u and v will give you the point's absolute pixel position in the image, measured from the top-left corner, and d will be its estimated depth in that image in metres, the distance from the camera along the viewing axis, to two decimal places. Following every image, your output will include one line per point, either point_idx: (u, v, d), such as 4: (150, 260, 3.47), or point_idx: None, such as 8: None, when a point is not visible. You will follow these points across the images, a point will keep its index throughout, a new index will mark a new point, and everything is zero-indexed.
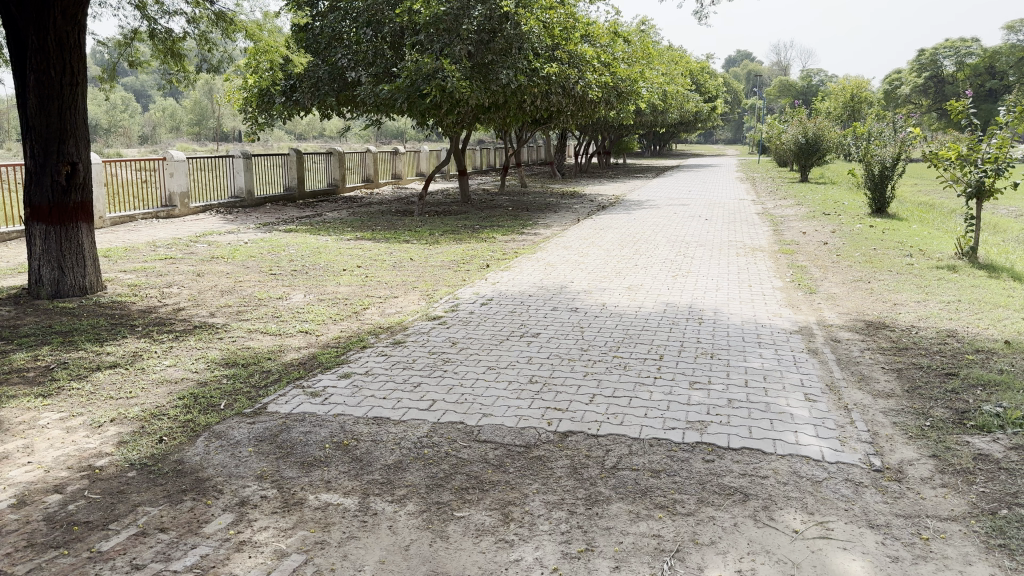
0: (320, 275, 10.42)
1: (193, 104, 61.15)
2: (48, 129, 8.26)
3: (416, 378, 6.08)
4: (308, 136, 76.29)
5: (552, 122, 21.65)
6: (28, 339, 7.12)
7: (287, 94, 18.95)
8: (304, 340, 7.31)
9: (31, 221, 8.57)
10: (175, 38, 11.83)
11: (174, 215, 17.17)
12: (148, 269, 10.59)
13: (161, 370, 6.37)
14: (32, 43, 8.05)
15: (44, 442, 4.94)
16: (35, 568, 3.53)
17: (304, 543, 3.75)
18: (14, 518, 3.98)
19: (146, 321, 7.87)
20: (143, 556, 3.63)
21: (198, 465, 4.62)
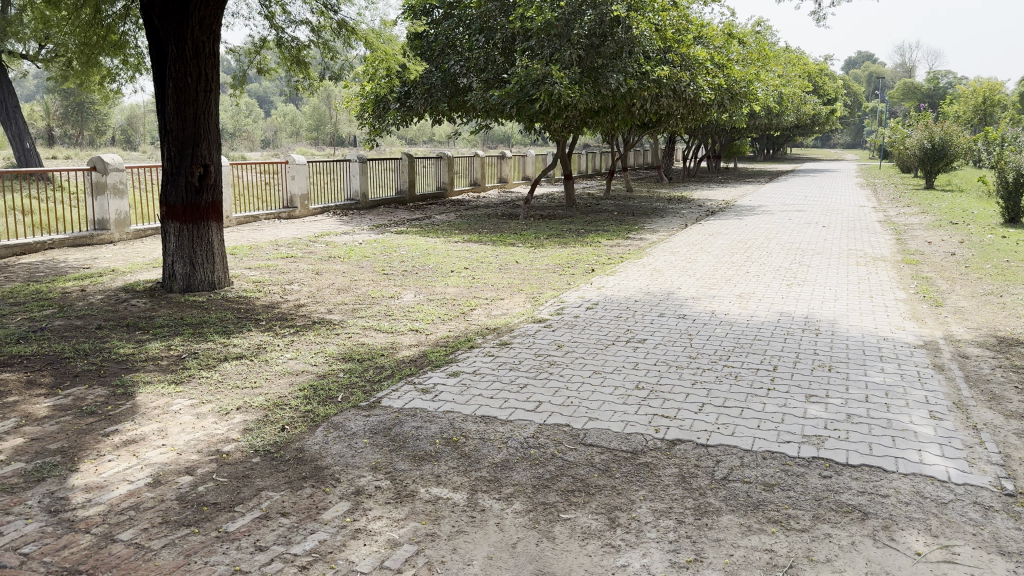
0: (429, 276, 10.66)
1: (311, 109, 63.56)
2: (184, 133, 8.80)
3: (523, 380, 6.14)
4: (418, 141, 78.27)
5: (662, 125, 21.35)
6: (162, 329, 7.61)
7: (401, 100, 19.47)
8: (415, 338, 7.51)
9: (167, 220, 9.15)
10: (300, 46, 12.35)
11: (295, 216, 17.92)
12: (270, 267, 11.11)
13: (283, 362, 6.68)
14: (172, 53, 8.58)
15: (177, 426, 5.27)
16: (170, 543, 3.78)
17: (416, 534, 3.85)
18: (151, 496, 4.27)
19: (269, 316, 8.27)
20: (265, 538, 3.82)
21: (317, 454, 4.82)
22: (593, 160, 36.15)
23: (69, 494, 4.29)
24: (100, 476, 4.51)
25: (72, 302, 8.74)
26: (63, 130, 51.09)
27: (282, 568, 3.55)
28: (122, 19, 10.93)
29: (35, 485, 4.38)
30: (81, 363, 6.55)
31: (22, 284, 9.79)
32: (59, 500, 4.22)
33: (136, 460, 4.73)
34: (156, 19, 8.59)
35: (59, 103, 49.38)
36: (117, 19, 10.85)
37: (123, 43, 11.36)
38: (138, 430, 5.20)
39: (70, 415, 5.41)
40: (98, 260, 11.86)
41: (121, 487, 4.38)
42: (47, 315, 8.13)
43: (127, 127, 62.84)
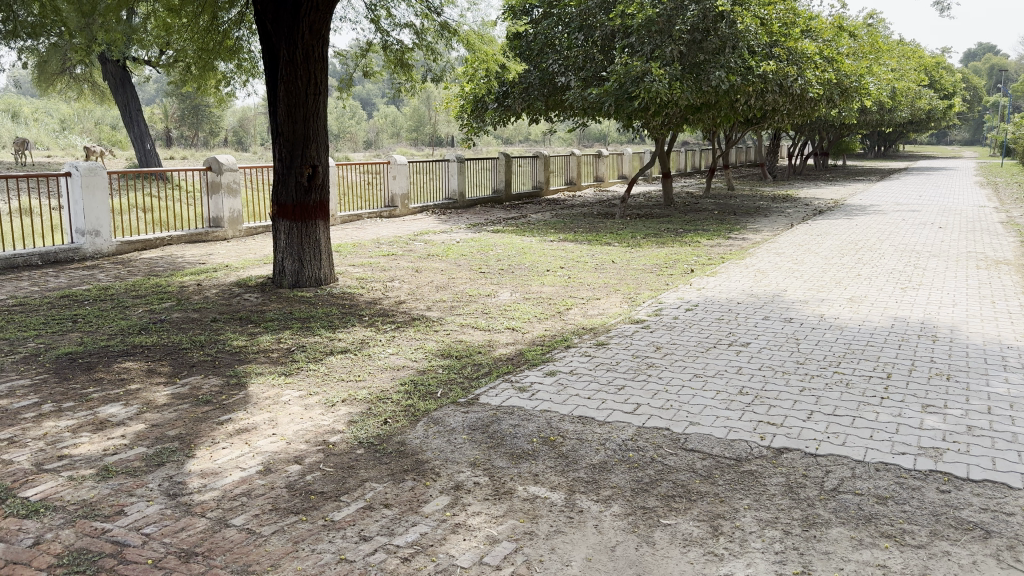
0: (525, 275, 10.69)
1: (411, 110, 64.80)
2: (294, 134, 9.13)
3: (621, 381, 6.07)
4: (515, 140, 78.75)
5: (766, 122, 20.74)
6: (272, 323, 7.92)
7: (499, 100, 19.60)
8: (512, 336, 7.54)
9: (278, 218, 9.52)
10: (404, 49, 12.61)
11: (395, 215, 18.32)
12: (372, 265, 11.38)
13: (385, 357, 6.83)
14: (284, 57, 8.91)
15: (286, 416, 5.46)
16: (279, 530, 3.92)
17: (514, 532, 3.87)
18: (262, 483, 4.45)
19: (372, 312, 8.47)
20: (369, 529, 3.92)
21: (418, 448, 4.91)
22: (692, 159, 35.49)
23: (187, 479, 4.51)
24: (215, 462, 4.72)
25: (189, 296, 9.20)
26: (180, 132, 53.85)
27: (385, 559, 3.64)
28: (236, 26, 11.44)
29: (155, 469, 4.62)
30: (197, 354, 6.88)
31: (145, 278, 10.38)
32: (177, 484, 4.44)
33: (247, 447, 4.93)
34: (269, 25, 8.91)
35: (177, 105, 52.12)
36: (231, 25, 11.36)
37: (237, 48, 11.88)
38: (249, 419, 5.42)
39: (187, 403, 5.69)
40: (213, 256, 12.46)
41: (233, 473, 4.57)
42: (166, 308, 8.59)
43: (239, 129, 65.72)
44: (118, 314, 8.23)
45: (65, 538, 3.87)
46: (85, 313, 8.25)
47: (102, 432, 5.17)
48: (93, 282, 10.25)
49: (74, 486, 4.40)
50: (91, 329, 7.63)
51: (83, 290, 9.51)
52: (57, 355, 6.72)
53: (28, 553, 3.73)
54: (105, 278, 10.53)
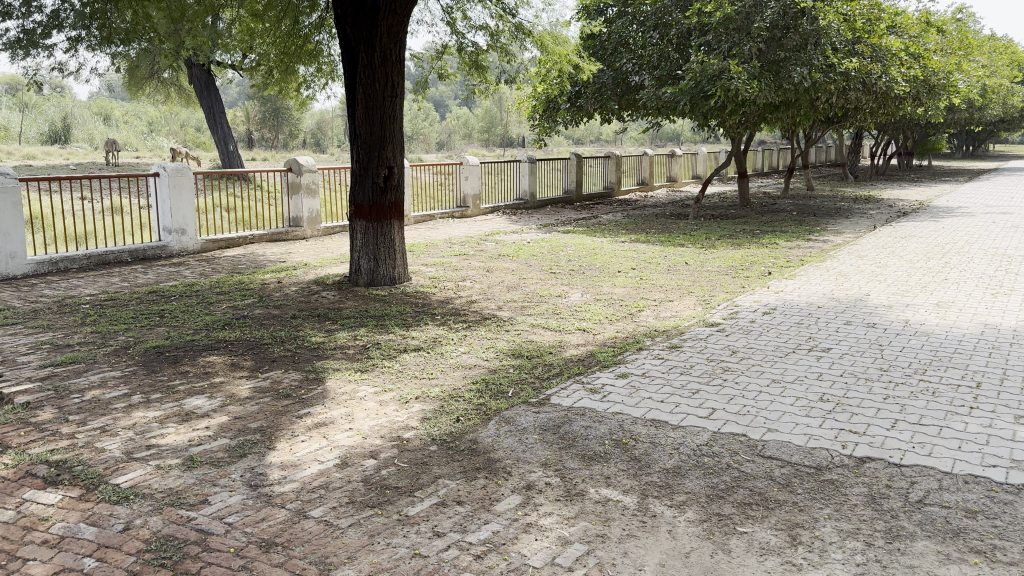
0: (596, 275, 10.64)
1: (483, 112, 65.03)
2: (371, 136, 9.30)
3: (695, 385, 5.98)
4: (586, 141, 78.41)
5: (848, 120, 20.13)
6: (349, 320, 8.09)
7: (572, 100, 19.55)
8: (583, 337, 7.51)
9: (355, 218, 9.71)
10: (479, 51, 12.69)
11: (467, 215, 18.46)
12: (445, 264, 11.50)
13: (457, 356, 6.90)
14: (362, 60, 9.09)
15: (362, 412, 5.57)
16: (356, 523, 4.02)
17: (586, 534, 3.86)
18: (339, 476, 4.55)
19: (444, 310, 8.57)
20: (443, 525, 3.98)
21: (490, 447, 4.94)
22: (769, 159, 34.70)
23: (267, 470, 4.64)
24: (294, 455, 4.85)
25: (270, 293, 9.48)
26: (260, 133, 55.25)
27: (458, 556, 3.69)
28: (317, 30, 11.72)
29: (238, 460, 4.78)
30: (278, 349, 7.08)
31: (227, 275, 10.73)
32: (258, 475, 4.58)
33: (325, 441, 5.05)
34: (349, 29, 9.11)
35: (258, 108, 53.71)
36: (312, 30, 11.65)
37: (317, 52, 12.15)
38: (327, 413, 5.55)
39: (268, 397, 5.86)
40: (292, 255, 12.79)
41: (312, 466, 4.69)
42: (248, 304, 8.86)
43: (316, 130, 67.26)
44: (203, 310, 8.54)
45: (153, 524, 4.04)
46: (172, 308, 8.58)
47: (187, 422, 5.37)
48: (179, 278, 10.65)
49: (161, 474, 4.58)
50: (178, 323, 7.92)
51: (170, 286, 9.90)
52: (146, 348, 7.01)
53: (119, 538, 3.92)
54: (190, 274, 10.94)
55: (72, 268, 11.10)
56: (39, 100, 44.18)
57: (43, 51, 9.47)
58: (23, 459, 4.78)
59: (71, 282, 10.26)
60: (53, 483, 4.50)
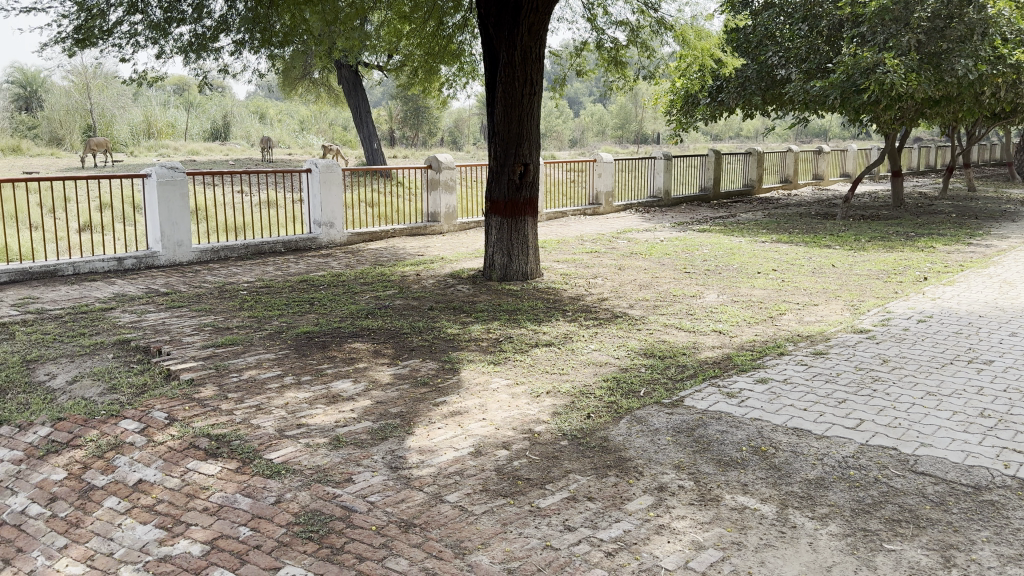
0: (734, 276, 10.37)
1: (619, 108, 64.22)
2: (510, 133, 9.45)
3: (840, 394, 5.71)
4: (725, 137, 76.30)
5: (1016, 116, 18.59)
6: (482, 314, 8.27)
7: (712, 95, 19.09)
8: (719, 339, 7.33)
9: (491, 214, 9.88)
10: (619, 47, 12.57)
11: (599, 213, 18.28)
12: (577, 261, 11.52)
13: (588, 353, 6.91)
14: (504, 59, 9.24)
15: (495, 403, 5.68)
16: (490, 511, 4.13)
17: (721, 540, 3.78)
18: (473, 464, 4.68)
19: (576, 307, 8.60)
20: (574, 519, 4.03)
21: (622, 445, 4.93)
22: (926, 156, 32.59)
23: (406, 454, 4.83)
24: (431, 440, 5.01)
25: (409, 285, 9.81)
26: (401, 132, 56.85)
27: (589, 551, 3.72)
28: (459, 31, 11.98)
29: (379, 443, 4.99)
30: (416, 339, 7.33)
31: (370, 267, 11.18)
32: (398, 457, 4.77)
33: (460, 430, 5.19)
34: (491, 28, 9.29)
35: (401, 107, 55.51)
36: (455, 30, 11.91)
37: (459, 51, 12.45)
38: (462, 403, 5.70)
39: (406, 384, 6.09)
40: (430, 249, 13.20)
41: (448, 452, 4.84)
42: (389, 295, 9.20)
43: (453, 127, 68.70)
44: (348, 299, 8.96)
45: (301, 499, 4.30)
46: (320, 297, 9.04)
47: (333, 404, 5.66)
48: (327, 269, 11.20)
49: (310, 452, 4.86)
50: (326, 311, 8.35)
51: (318, 276, 10.43)
52: (296, 333, 7.42)
53: (272, 510, 4.21)
54: (336, 265, 11.48)
55: (230, 257, 11.90)
56: (203, 100, 47.45)
57: (212, 54, 10.19)
58: (188, 431, 5.19)
59: (229, 269, 11.00)
60: (213, 454, 4.87)
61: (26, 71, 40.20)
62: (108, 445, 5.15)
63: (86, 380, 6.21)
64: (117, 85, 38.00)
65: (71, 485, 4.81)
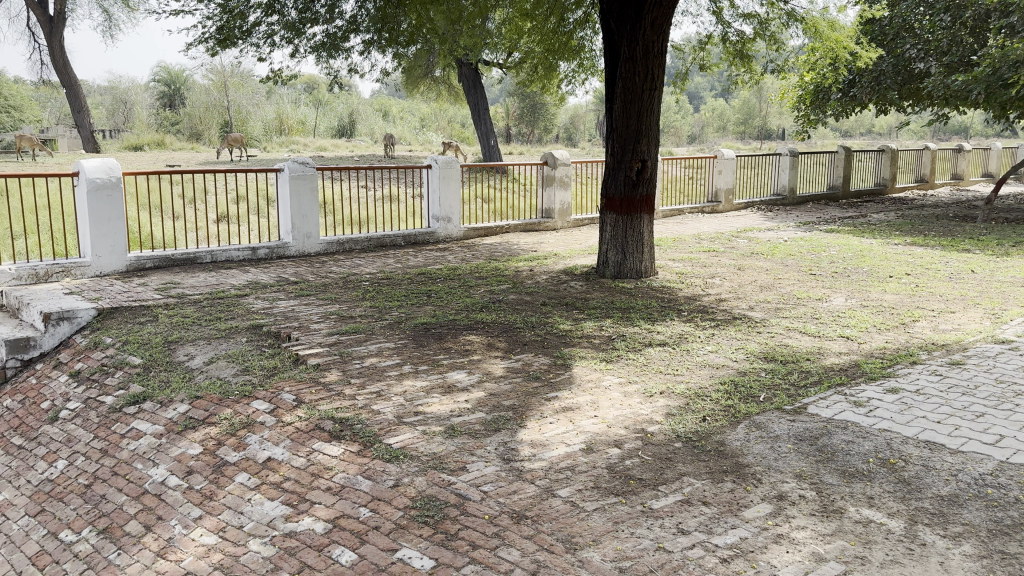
0: (863, 280, 9.91)
1: (742, 103, 62.24)
2: (628, 130, 9.36)
3: (978, 408, 5.36)
4: (854, 133, 72.85)
5: None
6: (596, 311, 8.25)
7: (844, 90, 18.29)
8: (845, 345, 7.02)
9: (606, 210, 9.83)
10: (745, 40, 12.20)
11: (718, 211, 17.95)
12: (694, 260, 11.29)
13: (705, 354, 6.78)
14: (624, 53, 9.15)
15: (607, 401, 5.66)
16: (601, 508, 4.12)
17: (844, 553, 3.64)
18: (584, 461, 4.68)
19: (692, 307, 8.44)
20: (688, 523, 3.97)
21: (739, 450, 4.81)
22: None
23: (519, 446, 4.88)
24: (543, 435, 5.05)
25: (522, 280, 9.90)
26: (518, 129, 57.25)
27: (704, 556, 3.67)
28: (580, 26, 11.93)
29: (492, 434, 5.07)
30: (529, 333, 7.39)
31: (485, 262, 11.35)
32: (511, 450, 4.83)
33: (572, 425, 5.20)
34: (614, 23, 9.23)
35: (518, 104, 55.86)
36: (576, 26, 11.88)
37: (579, 47, 12.44)
38: (574, 399, 5.71)
39: (519, 378, 6.16)
40: (543, 245, 13.26)
41: (560, 447, 4.86)
42: (503, 290, 9.31)
43: (570, 124, 68.50)
44: (464, 292, 9.13)
45: (418, 484, 4.42)
46: (437, 289, 9.25)
47: (449, 394, 5.79)
48: (444, 262, 11.45)
49: (426, 439, 4.99)
50: (442, 303, 8.54)
51: (435, 269, 10.67)
52: (415, 324, 7.64)
53: (390, 493, 4.35)
54: (453, 259, 11.72)
55: (354, 249, 12.35)
56: (331, 98, 49.35)
57: (342, 54, 10.60)
58: (313, 413, 5.43)
59: (353, 261, 11.43)
60: (336, 437, 5.08)
61: (171, 70, 42.78)
62: (241, 423, 5.47)
63: (221, 361, 6.61)
64: (253, 84, 40.05)
65: (206, 459, 5.13)
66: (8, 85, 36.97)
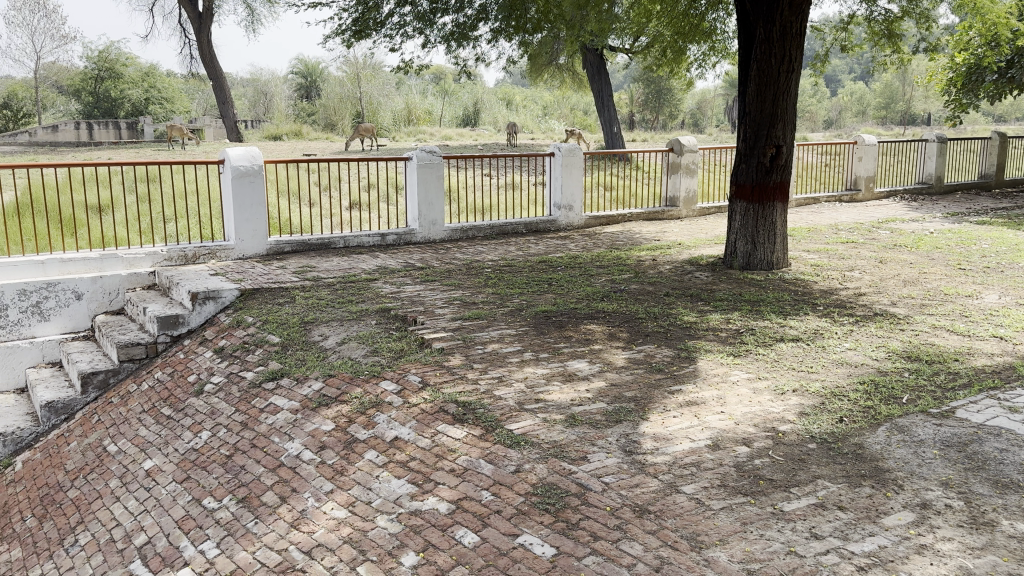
0: (1020, 276, 9.14)
1: (884, 86, 58.77)
2: (762, 114, 9.00)
3: None
4: (1009, 117, 67.45)
5: None
6: (723, 303, 7.99)
7: (1002, 71, 16.91)
8: (999, 346, 6.50)
9: (737, 198, 9.52)
10: (893, 18, 11.46)
11: (858, 199, 16.99)
12: (830, 252, 10.75)
13: (841, 351, 6.44)
14: (760, 35, 8.79)
15: (735, 397, 5.47)
16: (729, 508, 3.98)
17: (996, 570, 3.36)
18: (711, 457, 4.54)
19: (827, 301, 8.04)
20: (822, 528, 3.78)
21: (878, 454, 4.54)
22: None
23: (642, 439, 4.79)
24: (667, 428, 4.93)
25: (646, 270, 9.72)
26: (642, 115, 56.34)
27: (839, 563, 3.48)
28: (713, 8, 11.50)
29: (615, 425, 5.00)
30: (652, 324, 7.25)
31: (608, 250, 11.22)
32: (633, 442, 4.75)
33: (697, 420, 5.06)
34: (749, 4, 8.87)
35: (643, 90, 54.92)
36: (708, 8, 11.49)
37: (710, 30, 12.03)
38: (700, 393, 5.54)
39: (642, 369, 6.05)
40: (668, 234, 12.98)
41: (685, 443, 4.73)
42: (626, 279, 9.18)
43: (696, 109, 66.79)
44: (585, 281, 9.06)
45: (539, 471, 4.42)
46: (559, 278, 9.22)
47: (570, 383, 5.77)
48: (566, 250, 11.41)
49: (547, 427, 4.98)
50: (564, 292, 8.51)
51: (557, 257, 10.65)
52: (536, 311, 7.64)
53: (511, 478, 4.36)
54: (575, 248, 11.66)
55: (477, 236, 12.51)
56: (456, 88, 50.14)
57: (471, 43, 10.72)
58: (438, 396, 5.52)
59: (476, 248, 11.56)
60: (460, 420, 5.15)
61: (308, 63, 44.63)
62: (370, 403, 5.64)
63: (352, 342, 6.83)
64: (383, 75, 41.24)
65: (338, 436, 5.32)
66: (162, 78, 39.59)
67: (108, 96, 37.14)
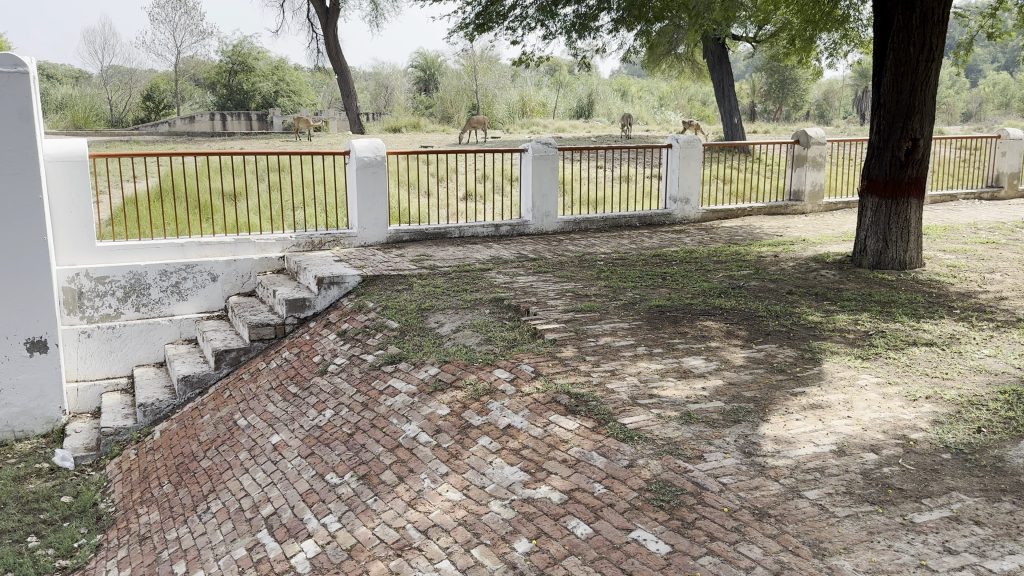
0: None
1: None
2: (898, 106, 8.58)
3: None
4: None
5: None
6: (850, 303, 7.67)
7: None
8: None
9: (868, 193, 9.13)
10: None
11: (1000, 197, 15.91)
12: (969, 252, 10.12)
13: (980, 358, 6.07)
14: (898, 22, 8.36)
15: (862, 401, 5.26)
16: (854, 516, 3.85)
17: None
18: (835, 463, 4.38)
19: (966, 305, 7.58)
20: (956, 542, 3.60)
21: (1021, 469, 4.27)
22: None
23: (761, 440, 4.68)
24: (789, 431, 4.79)
25: (766, 266, 9.45)
26: (764, 106, 54.51)
27: None
28: None
29: (732, 425, 4.90)
30: (773, 323, 7.04)
31: (725, 246, 10.96)
32: (752, 443, 4.64)
33: (821, 424, 4.89)
34: None
35: (765, 81, 53.10)
36: None
37: (843, 17, 11.49)
38: (823, 396, 5.35)
39: (762, 369, 5.89)
40: (790, 229, 12.56)
41: (807, 446, 4.59)
42: (745, 275, 8.94)
43: (821, 101, 64.06)
44: (702, 276, 8.89)
45: (653, 467, 4.39)
46: (675, 272, 9.08)
47: (685, 379, 5.69)
48: (682, 244, 11.23)
49: (662, 423, 4.93)
50: (680, 287, 8.38)
51: (672, 251, 10.49)
52: (651, 305, 7.56)
53: (625, 472, 4.36)
54: (691, 242, 11.44)
55: (590, 228, 12.48)
56: (572, 79, 49.95)
57: (592, 33, 10.72)
58: (551, 386, 5.56)
59: (589, 240, 11.53)
60: (573, 411, 5.17)
61: (427, 56, 45.52)
62: (485, 390, 5.74)
63: (467, 330, 6.96)
64: (499, 67, 41.57)
65: (453, 421, 5.44)
66: (290, 71, 41.25)
67: (240, 89, 39.08)
